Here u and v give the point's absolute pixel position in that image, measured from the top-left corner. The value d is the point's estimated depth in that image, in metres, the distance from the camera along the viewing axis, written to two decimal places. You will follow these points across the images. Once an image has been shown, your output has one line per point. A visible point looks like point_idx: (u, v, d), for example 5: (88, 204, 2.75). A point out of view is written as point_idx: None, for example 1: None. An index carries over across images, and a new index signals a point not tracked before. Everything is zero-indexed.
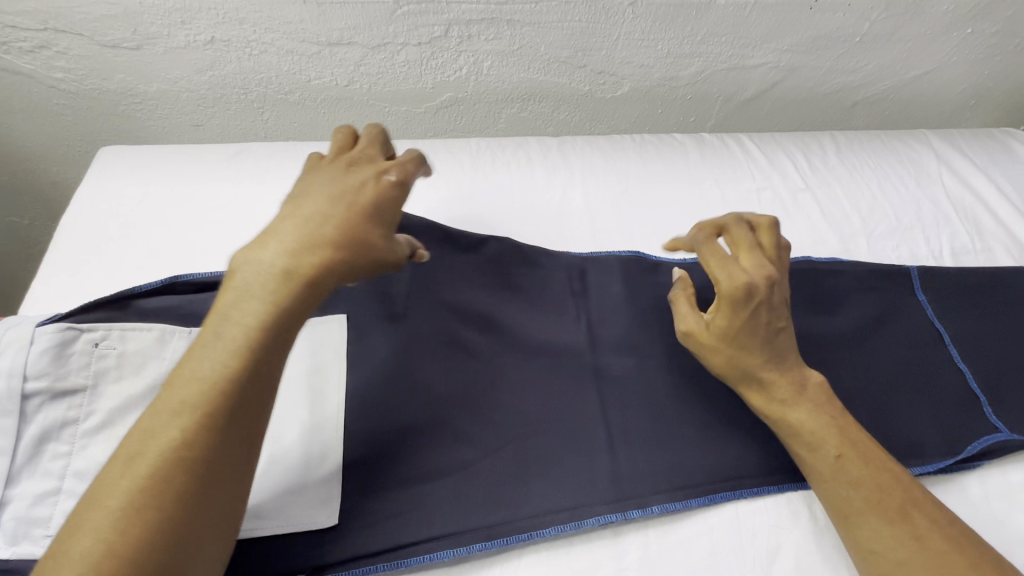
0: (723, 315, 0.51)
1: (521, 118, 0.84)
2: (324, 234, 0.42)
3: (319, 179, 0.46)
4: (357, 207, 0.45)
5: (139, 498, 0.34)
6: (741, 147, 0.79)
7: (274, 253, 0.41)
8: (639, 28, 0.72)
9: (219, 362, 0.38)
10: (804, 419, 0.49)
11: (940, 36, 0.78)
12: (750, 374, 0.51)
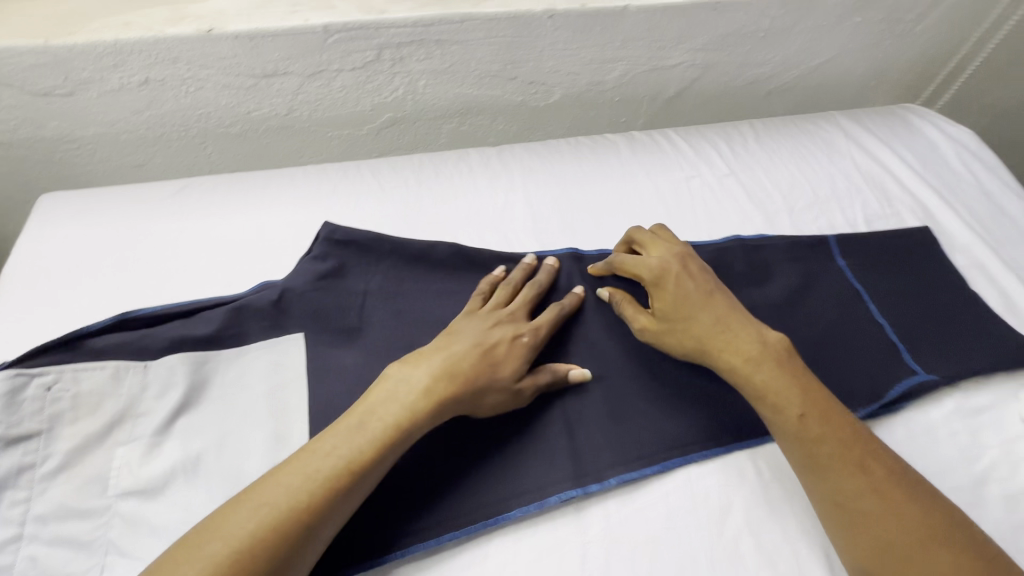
0: (663, 296, 0.59)
1: (461, 131, 0.88)
2: (461, 369, 0.52)
3: (469, 326, 0.56)
4: (513, 360, 0.55)
5: (257, 541, 0.41)
6: (668, 141, 0.85)
7: (417, 375, 0.51)
8: (561, 39, 0.77)
9: (352, 446, 0.46)
10: (768, 382, 0.52)
11: (834, 26, 0.85)
12: (701, 345, 0.55)
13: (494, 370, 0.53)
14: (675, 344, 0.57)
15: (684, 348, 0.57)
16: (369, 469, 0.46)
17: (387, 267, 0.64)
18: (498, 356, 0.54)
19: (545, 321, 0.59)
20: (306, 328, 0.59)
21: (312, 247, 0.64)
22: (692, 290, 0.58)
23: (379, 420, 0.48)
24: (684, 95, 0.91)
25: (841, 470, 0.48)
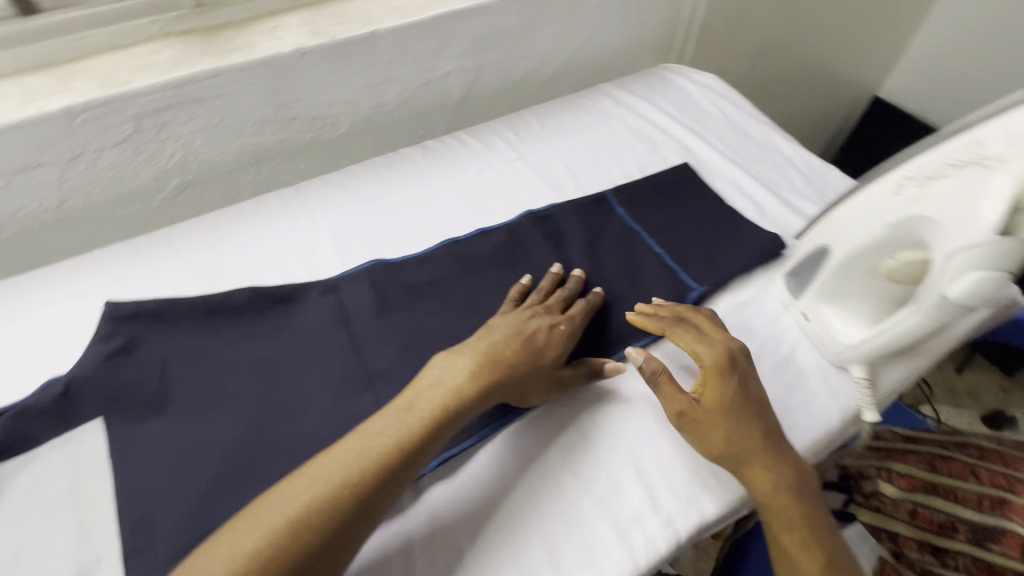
0: (714, 391, 0.57)
1: (262, 179, 0.89)
2: (493, 364, 0.56)
3: (508, 319, 0.61)
4: (553, 350, 0.60)
5: (274, 548, 0.43)
6: (458, 141, 0.91)
7: (434, 387, 0.53)
8: (325, 73, 0.81)
9: (383, 443, 0.49)
10: (782, 501, 0.54)
11: (574, 12, 0.96)
12: (734, 447, 0.54)
13: (539, 357, 0.59)
14: (709, 438, 0.55)
15: (708, 443, 0.55)
16: (389, 477, 0.48)
17: (186, 327, 0.63)
18: (539, 345, 0.60)
19: (576, 313, 0.64)
20: (103, 411, 0.57)
21: (99, 329, 0.62)
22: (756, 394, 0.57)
23: (390, 432, 0.50)
24: (469, 99, 0.98)
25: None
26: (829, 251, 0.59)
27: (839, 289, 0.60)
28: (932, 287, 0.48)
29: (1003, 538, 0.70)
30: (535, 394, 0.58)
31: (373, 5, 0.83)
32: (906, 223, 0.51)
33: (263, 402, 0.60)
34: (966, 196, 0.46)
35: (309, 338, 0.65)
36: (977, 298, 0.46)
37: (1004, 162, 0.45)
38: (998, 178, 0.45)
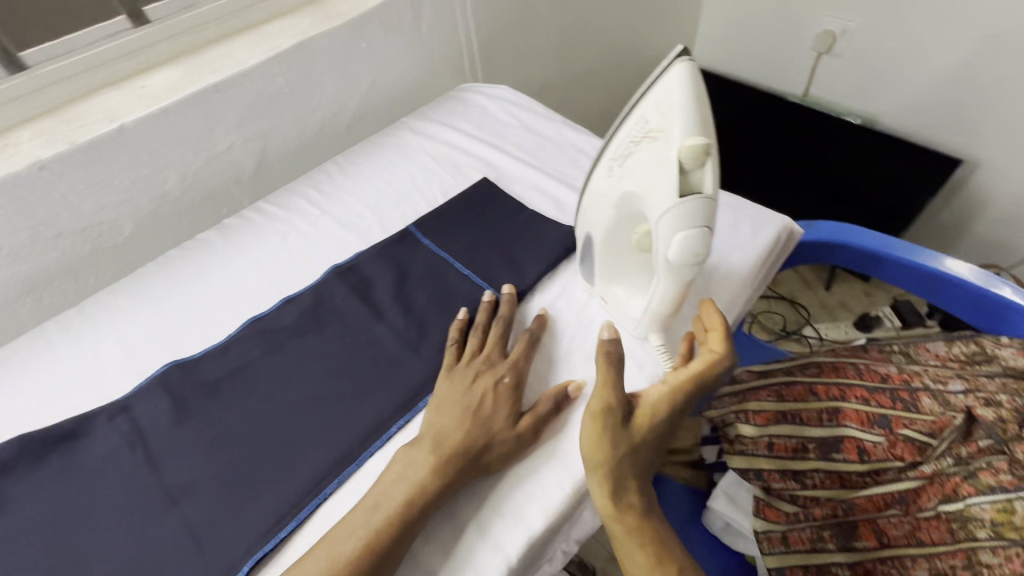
0: (650, 403, 0.55)
1: (48, 306, 0.82)
2: (453, 445, 0.55)
3: (451, 394, 0.60)
4: (508, 405, 0.59)
5: None
6: (258, 211, 0.88)
7: (396, 486, 0.53)
8: (79, 180, 0.76)
9: (366, 535, 0.50)
10: (646, 548, 0.51)
11: (347, 57, 0.96)
12: (617, 468, 0.52)
13: (491, 426, 0.57)
14: (602, 448, 0.53)
15: (594, 454, 0.53)
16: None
17: None
18: (486, 411, 0.58)
19: (517, 354, 0.64)
20: None
21: None
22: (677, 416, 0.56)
23: (359, 532, 0.51)
24: (265, 166, 0.96)
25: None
26: (591, 243, 0.63)
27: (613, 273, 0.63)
28: (660, 255, 0.54)
29: (843, 445, 0.77)
30: (510, 450, 0.57)
31: (118, 100, 0.79)
32: (626, 204, 0.56)
33: (48, 563, 0.53)
34: (649, 170, 0.52)
35: (100, 472, 0.59)
36: (691, 253, 0.52)
37: (662, 134, 0.50)
38: (663, 148, 0.50)
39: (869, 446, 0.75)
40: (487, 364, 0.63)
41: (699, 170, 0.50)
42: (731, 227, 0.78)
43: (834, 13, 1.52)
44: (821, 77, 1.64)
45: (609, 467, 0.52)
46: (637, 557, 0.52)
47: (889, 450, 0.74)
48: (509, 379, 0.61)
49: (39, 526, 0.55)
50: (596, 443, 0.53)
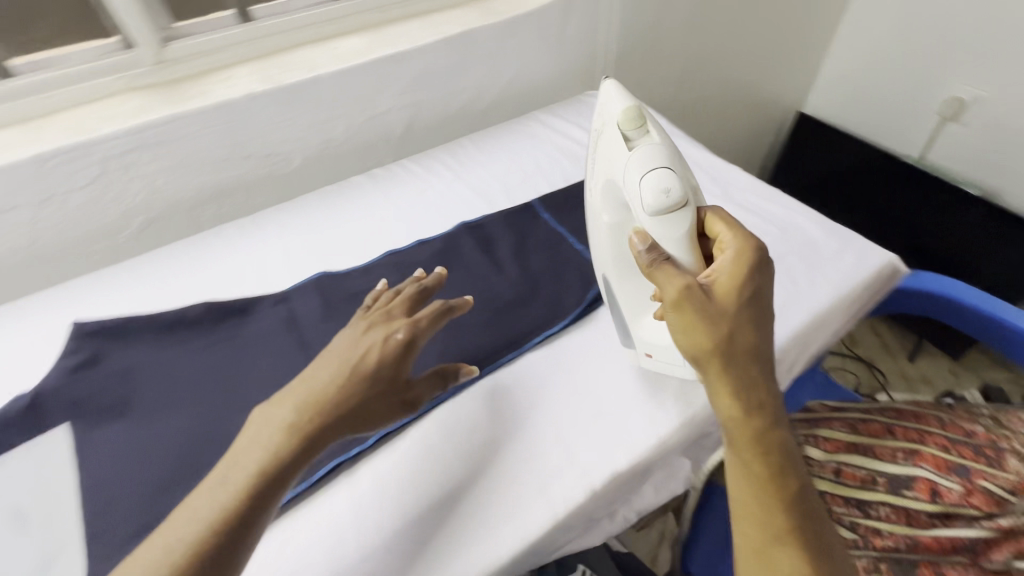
0: (732, 280, 0.53)
1: (223, 213, 0.98)
2: (315, 399, 0.48)
3: (336, 343, 0.53)
4: (389, 369, 0.53)
5: None
6: (403, 167, 1.00)
7: (254, 447, 0.45)
8: (274, 115, 0.91)
9: (218, 509, 0.42)
10: (771, 446, 0.50)
11: (500, 50, 1.09)
12: (731, 350, 0.51)
13: (367, 380, 0.51)
14: (702, 329, 0.51)
15: (693, 339, 0.52)
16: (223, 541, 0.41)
17: (147, 340, 0.70)
18: (370, 370, 0.52)
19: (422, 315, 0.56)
20: (69, 418, 0.62)
21: (65, 346, 0.68)
22: (767, 292, 0.54)
23: (221, 490, 0.43)
24: (411, 131, 1.09)
25: (800, 542, 0.48)
26: (604, 265, 0.68)
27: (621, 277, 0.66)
28: (638, 206, 0.59)
29: (914, 484, 0.76)
30: (381, 416, 0.53)
31: (317, 55, 0.95)
32: (603, 200, 0.65)
33: (216, 400, 0.65)
34: (607, 162, 0.64)
35: (260, 343, 0.71)
36: (666, 186, 0.57)
37: (604, 125, 0.65)
38: (608, 134, 0.64)
39: (943, 489, 0.73)
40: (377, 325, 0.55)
41: (634, 132, 0.62)
42: (836, 255, 0.81)
43: (968, 81, 1.50)
44: (941, 144, 1.62)
45: (718, 349, 0.51)
46: (753, 464, 0.50)
47: (965, 498, 0.72)
48: (388, 346, 0.53)
49: (211, 371, 0.67)
50: (696, 330, 0.52)
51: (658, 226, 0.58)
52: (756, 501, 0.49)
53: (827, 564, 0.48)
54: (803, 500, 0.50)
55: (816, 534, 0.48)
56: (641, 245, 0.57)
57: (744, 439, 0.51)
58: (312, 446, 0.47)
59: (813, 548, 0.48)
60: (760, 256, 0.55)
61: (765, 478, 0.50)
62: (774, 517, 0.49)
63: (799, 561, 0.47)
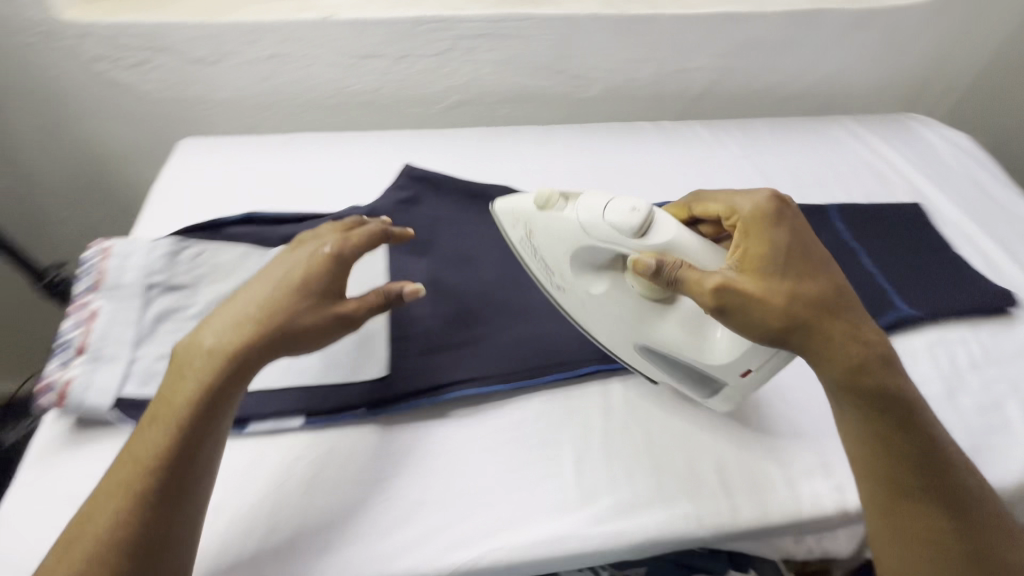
0: (760, 244, 0.50)
1: (514, 117, 1.03)
2: (248, 314, 0.49)
3: (270, 267, 0.53)
4: (291, 296, 0.51)
5: (130, 489, 0.43)
6: (692, 129, 0.98)
7: (206, 355, 0.48)
8: (603, 40, 0.93)
9: (166, 439, 0.45)
10: (886, 401, 0.48)
11: (835, 41, 1.00)
12: (821, 309, 0.48)
13: (292, 311, 0.49)
14: (769, 307, 0.47)
15: (771, 319, 0.47)
16: (173, 467, 0.44)
17: (454, 201, 0.78)
18: (304, 279, 0.52)
19: (349, 242, 0.54)
20: (390, 240, 0.73)
21: (396, 180, 0.79)
22: (814, 245, 0.51)
23: (192, 404, 0.46)
24: (706, 97, 1.05)
25: (932, 491, 0.48)
26: (620, 336, 0.57)
27: (646, 331, 0.56)
28: (619, 235, 0.53)
29: None
30: (304, 327, 0.50)
31: None
32: (578, 267, 0.57)
33: (503, 272, 0.71)
34: (552, 241, 0.57)
35: None
36: (631, 203, 0.53)
37: (534, 219, 0.57)
38: (546, 224, 0.56)
39: None
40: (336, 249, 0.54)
41: (562, 206, 0.56)
42: None
43: None
44: None
45: (807, 316, 0.47)
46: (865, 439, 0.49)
47: None
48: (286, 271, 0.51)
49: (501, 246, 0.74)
50: (767, 313, 0.47)
51: (661, 249, 0.51)
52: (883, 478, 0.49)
53: (965, 507, 0.48)
54: (930, 451, 0.49)
55: (948, 479, 0.48)
56: (653, 265, 0.50)
57: (853, 400, 0.48)
58: (236, 358, 0.48)
59: (948, 495, 0.48)
60: (794, 215, 0.52)
61: (893, 451, 0.48)
62: (897, 475, 0.48)
63: (934, 512, 0.48)
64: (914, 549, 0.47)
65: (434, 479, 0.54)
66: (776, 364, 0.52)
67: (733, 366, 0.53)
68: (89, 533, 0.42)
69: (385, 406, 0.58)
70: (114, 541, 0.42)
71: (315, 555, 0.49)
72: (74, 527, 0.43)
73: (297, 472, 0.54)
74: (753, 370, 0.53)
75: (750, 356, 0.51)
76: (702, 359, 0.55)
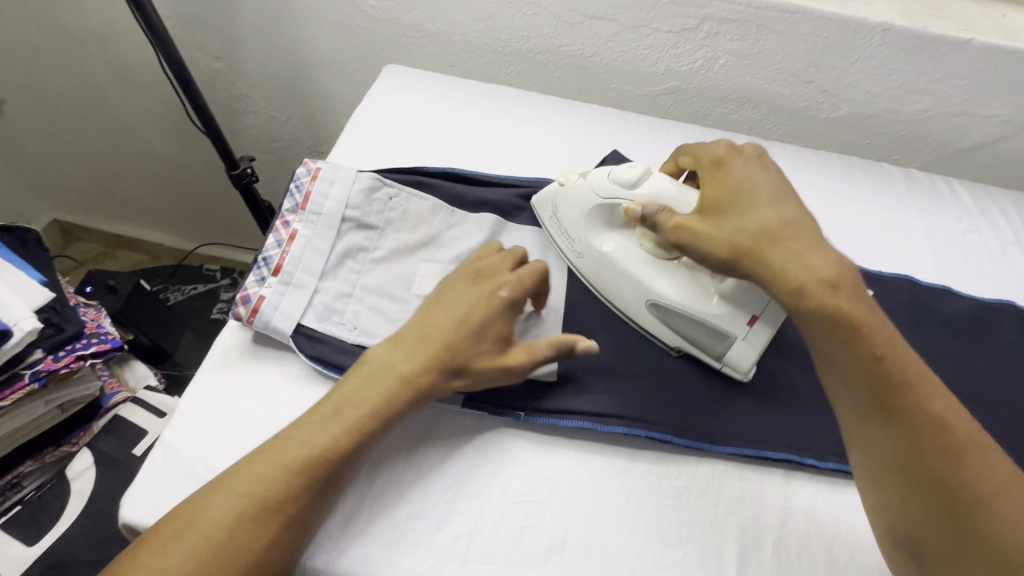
0: (718, 188, 0.50)
1: (729, 120, 0.89)
2: (441, 347, 0.47)
3: (453, 296, 0.50)
4: (474, 346, 0.48)
5: (291, 485, 0.42)
6: (950, 190, 0.80)
7: (384, 371, 0.47)
8: (880, 56, 0.77)
9: (335, 432, 0.44)
10: (820, 327, 0.43)
11: None
12: (761, 237, 0.45)
13: (454, 347, 0.48)
14: (710, 236, 0.47)
15: (711, 249, 0.47)
16: (335, 470, 0.43)
17: None
18: (484, 323, 0.49)
19: (523, 292, 0.50)
20: None
21: (596, 167, 0.71)
22: (765, 188, 0.48)
23: (369, 409, 0.45)
24: (976, 152, 0.85)
25: (887, 420, 0.42)
26: (629, 297, 0.58)
27: (650, 284, 0.56)
28: (619, 190, 0.57)
29: None
30: (485, 374, 0.49)
31: (976, 15, 0.75)
32: (593, 229, 0.60)
33: None
34: (575, 209, 0.60)
35: None
36: (630, 163, 0.57)
37: (559, 198, 0.62)
38: (565, 197, 0.61)
39: None
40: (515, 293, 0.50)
41: (578, 181, 0.60)
42: None
43: None
44: None
45: (746, 245, 0.46)
46: (852, 409, 0.43)
47: None
48: (491, 317, 0.49)
49: None
50: (710, 241, 0.47)
51: (650, 196, 0.54)
52: (872, 449, 0.43)
53: (926, 428, 0.41)
54: (880, 370, 0.42)
55: (906, 405, 0.41)
56: (641, 212, 0.53)
57: (803, 324, 0.44)
58: (427, 386, 0.47)
59: (909, 424, 0.41)
60: (751, 161, 0.50)
61: (866, 405, 0.42)
62: (847, 406, 0.44)
63: (893, 444, 0.42)
64: (884, 491, 0.43)
65: (584, 522, 0.48)
66: (776, 306, 0.53)
67: (743, 310, 0.53)
68: (243, 499, 0.41)
69: (548, 417, 0.53)
70: (271, 529, 0.41)
71: (450, 561, 0.46)
72: (220, 491, 0.42)
73: (446, 463, 0.51)
74: (759, 315, 0.53)
75: (751, 302, 0.53)
76: (714, 312, 0.53)
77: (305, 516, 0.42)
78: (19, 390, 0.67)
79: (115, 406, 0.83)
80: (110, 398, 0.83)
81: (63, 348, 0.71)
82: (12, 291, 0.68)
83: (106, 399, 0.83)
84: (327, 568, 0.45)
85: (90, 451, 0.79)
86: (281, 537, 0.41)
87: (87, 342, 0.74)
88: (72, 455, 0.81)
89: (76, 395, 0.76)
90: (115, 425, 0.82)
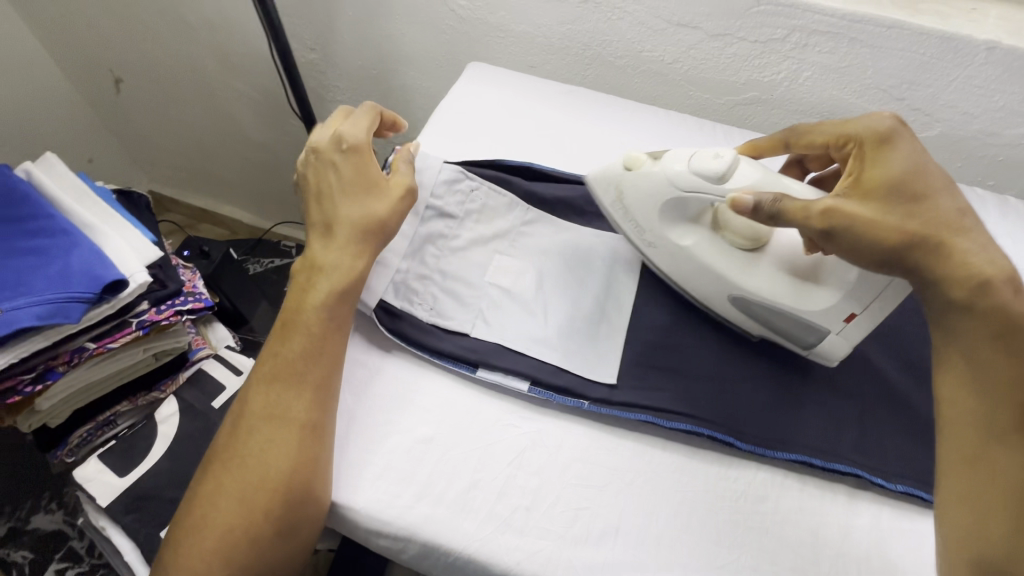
0: (887, 169, 0.48)
1: None
2: (339, 224, 0.54)
3: (322, 177, 0.55)
4: (352, 208, 0.54)
5: (266, 393, 0.49)
6: None
7: (314, 270, 0.53)
8: (982, 75, 0.74)
9: (288, 341, 0.51)
10: (986, 328, 0.43)
11: None
12: (944, 228, 0.45)
13: (339, 215, 0.54)
14: (885, 227, 0.45)
15: (879, 240, 0.46)
16: (294, 366, 0.50)
17: None
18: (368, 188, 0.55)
19: (363, 139, 0.56)
20: None
21: None
22: (934, 170, 0.48)
23: (320, 307, 0.52)
24: None
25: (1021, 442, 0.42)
26: (713, 294, 0.57)
27: (734, 281, 0.55)
28: (701, 182, 0.52)
29: None
30: (386, 227, 0.55)
31: None
32: (668, 222, 0.57)
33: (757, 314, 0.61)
34: (643, 198, 0.56)
35: None
36: (716, 150, 0.52)
37: (626, 180, 0.56)
38: (634, 184, 0.56)
39: None
40: (349, 154, 0.55)
41: (648, 164, 0.55)
42: None
43: None
44: None
45: (925, 236, 0.45)
46: (999, 424, 0.42)
47: None
48: (347, 180, 0.54)
49: None
50: (885, 232, 0.45)
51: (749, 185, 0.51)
52: (1007, 476, 0.41)
53: None
54: None
55: None
56: (750, 203, 0.49)
57: (955, 320, 0.45)
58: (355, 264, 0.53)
59: None
60: (916, 145, 0.50)
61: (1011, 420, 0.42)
62: (981, 415, 0.43)
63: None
64: (990, 519, 0.41)
65: (637, 512, 0.50)
66: (886, 300, 0.50)
67: (833, 310, 0.52)
68: (242, 426, 0.49)
69: (614, 405, 0.55)
70: (263, 434, 0.48)
71: (508, 530, 0.48)
72: (223, 434, 0.50)
73: (511, 439, 0.53)
74: (857, 314, 0.51)
75: (848, 301, 0.51)
76: (795, 309, 0.53)
77: (294, 416, 0.48)
78: (125, 335, 0.75)
79: (199, 360, 0.91)
80: (196, 353, 0.91)
81: (163, 303, 0.78)
82: (126, 246, 0.75)
83: (193, 353, 0.90)
84: (394, 521, 0.49)
85: (175, 399, 0.86)
86: (270, 436, 0.48)
87: (184, 299, 0.81)
88: (158, 402, 0.89)
89: (168, 346, 0.83)
90: (198, 379, 0.89)
